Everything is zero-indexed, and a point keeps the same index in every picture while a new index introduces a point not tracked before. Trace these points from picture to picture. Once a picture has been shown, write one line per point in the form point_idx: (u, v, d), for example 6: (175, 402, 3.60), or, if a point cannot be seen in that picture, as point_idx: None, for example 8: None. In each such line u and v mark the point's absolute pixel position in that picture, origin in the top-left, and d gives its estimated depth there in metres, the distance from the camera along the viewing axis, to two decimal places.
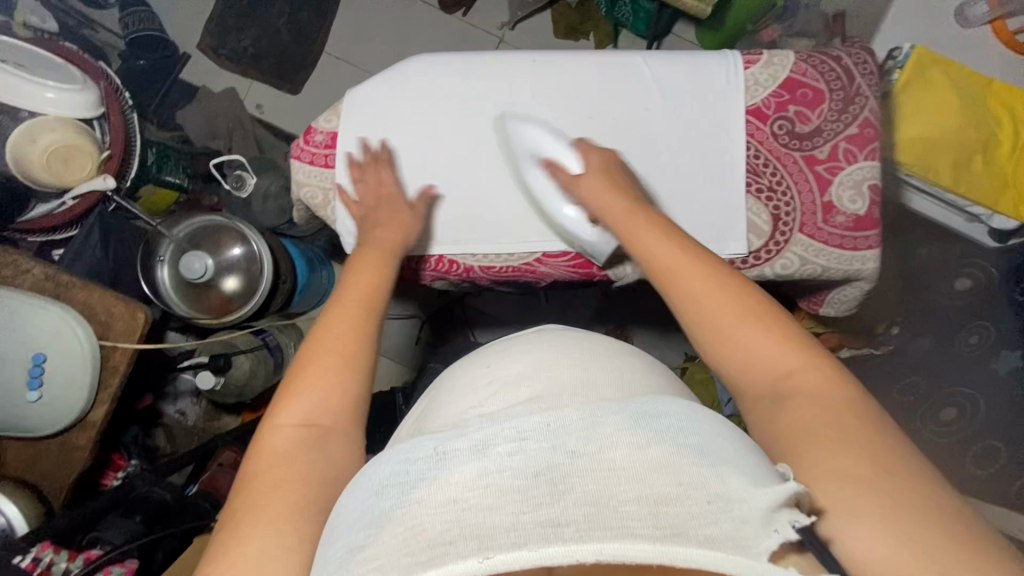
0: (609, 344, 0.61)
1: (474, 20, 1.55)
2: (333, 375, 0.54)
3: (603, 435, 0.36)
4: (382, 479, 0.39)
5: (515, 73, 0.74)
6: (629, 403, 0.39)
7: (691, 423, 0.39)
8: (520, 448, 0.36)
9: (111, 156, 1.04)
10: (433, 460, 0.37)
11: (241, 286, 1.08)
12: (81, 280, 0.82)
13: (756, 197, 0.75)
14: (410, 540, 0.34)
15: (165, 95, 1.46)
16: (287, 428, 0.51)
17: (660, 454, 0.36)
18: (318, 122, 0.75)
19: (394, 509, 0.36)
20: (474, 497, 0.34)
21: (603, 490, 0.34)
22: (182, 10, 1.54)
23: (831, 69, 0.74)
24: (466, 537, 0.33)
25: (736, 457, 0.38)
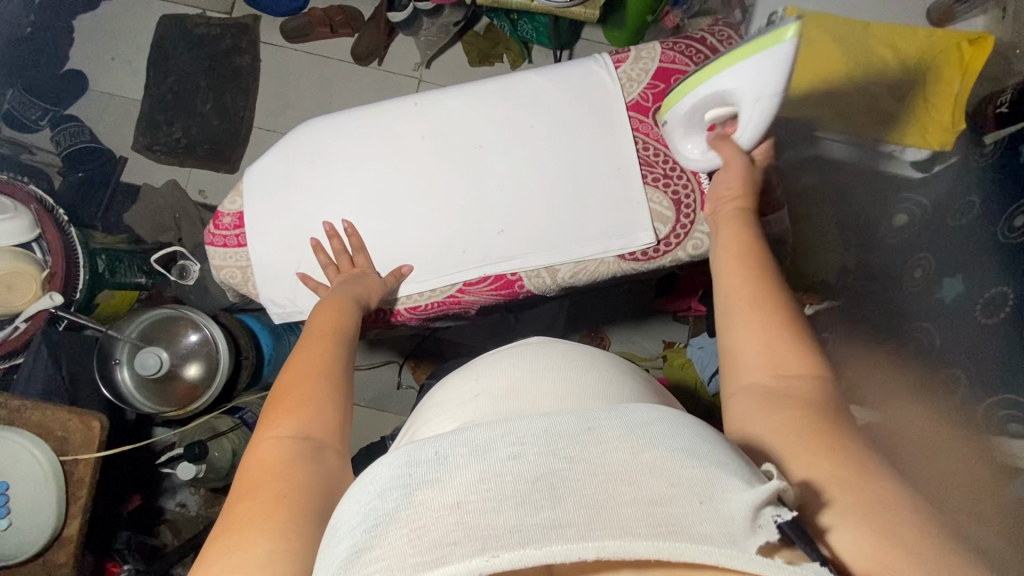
0: (564, 350, 0.61)
1: (390, 68, 1.60)
2: (321, 397, 0.54)
3: (599, 440, 0.36)
4: (382, 483, 0.37)
5: (398, 120, 0.76)
6: (621, 410, 0.40)
7: (680, 428, 0.38)
8: (520, 451, 0.36)
9: (53, 274, 1.06)
10: (434, 464, 0.36)
11: (203, 371, 1.10)
12: (32, 402, 0.84)
13: (655, 186, 0.77)
14: (416, 537, 0.33)
15: (110, 200, 1.49)
16: (277, 442, 0.49)
17: (652, 458, 0.35)
18: (224, 205, 0.78)
19: (398, 510, 0.34)
20: (476, 499, 0.33)
21: (599, 489, 0.34)
22: (112, 116, 1.58)
23: (698, 51, 0.77)
24: (471, 538, 0.32)
25: (721, 457, 0.37)
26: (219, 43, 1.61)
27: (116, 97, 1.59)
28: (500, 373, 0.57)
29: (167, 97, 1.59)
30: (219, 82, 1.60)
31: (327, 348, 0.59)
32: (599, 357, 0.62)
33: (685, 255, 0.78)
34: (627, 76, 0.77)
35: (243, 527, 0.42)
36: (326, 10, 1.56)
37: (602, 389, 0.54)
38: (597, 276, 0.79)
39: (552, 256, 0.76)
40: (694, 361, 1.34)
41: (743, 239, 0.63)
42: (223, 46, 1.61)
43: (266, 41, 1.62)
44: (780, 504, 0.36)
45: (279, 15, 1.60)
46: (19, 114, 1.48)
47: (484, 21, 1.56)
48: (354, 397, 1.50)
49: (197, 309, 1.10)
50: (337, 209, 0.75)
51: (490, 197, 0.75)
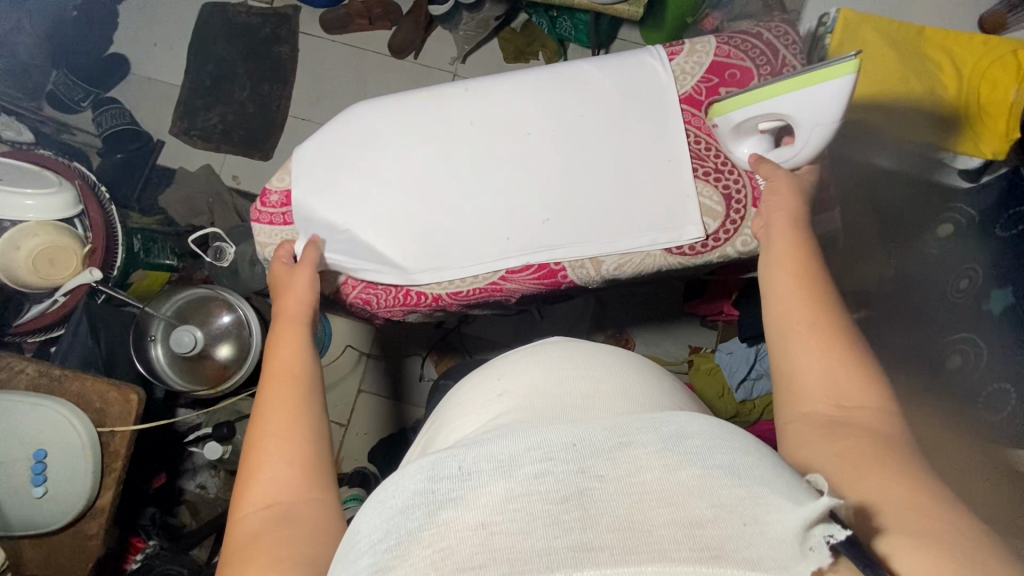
0: (594, 349, 0.60)
1: (425, 61, 1.61)
2: (293, 443, 0.49)
3: (630, 457, 0.35)
4: (404, 498, 0.35)
5: (447, 104, 0.76)
6: (658, 421, 0.38)
7: (719, 444, 0.36)
8: (546, 469, 0.34)
9: (94, 249, 1.08)
10: (459, 478, 0.35)
11: (234, 352, 1.10)
12: (74, 371, 0.85)
13: (705, 180, 0.76)
14: (440, 559, 0.31)
15: (146, 183, 1.51)
16: (253, 508, 0.45)
17: (691, 476, 0.33)
18: (271, 182, 0.78)
19: (420, 531, 0.33)
20: (503, 520, 0.32)
21: (634, 511, 0.32)
22: (151, 101, 1.61)
23: (754, 46, 0.77)
24: (498, 561, 0.30)
25: (767, 475, 0.35)
26: (258, 32, 1.63)
27: (156, 82, 1.62)
28: (523, 371, 0.56)
29: (205, 82, 1.61)
30: (258, 71, 1.62)
31: (295, 384, 0.54)
32: (637, 360, 0.61)
33: (733, 251, 0.77)
34: (681, 70, 0.77)
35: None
36: (366, 2, 1.57)
37: (644, 392, 0.54)
38: (642, 270, 0.78)
39: (598, 247, 0.75)
40: (722, 366, 1.32)
41: (797, 257, 0.61)
42: (263, 35, 1.63)
43: (305, 31, 1.64)
44: (833, 523, 0.34)
45: (319, 6, 1.62)
46: (63, 94, 1.51)
47: (521, 18, 1.56)
48: (375, 387, 1.49)
49: (230, 289, 1.11)
50: (388, 185, 0.75)
51: (541, 184, 0.75)
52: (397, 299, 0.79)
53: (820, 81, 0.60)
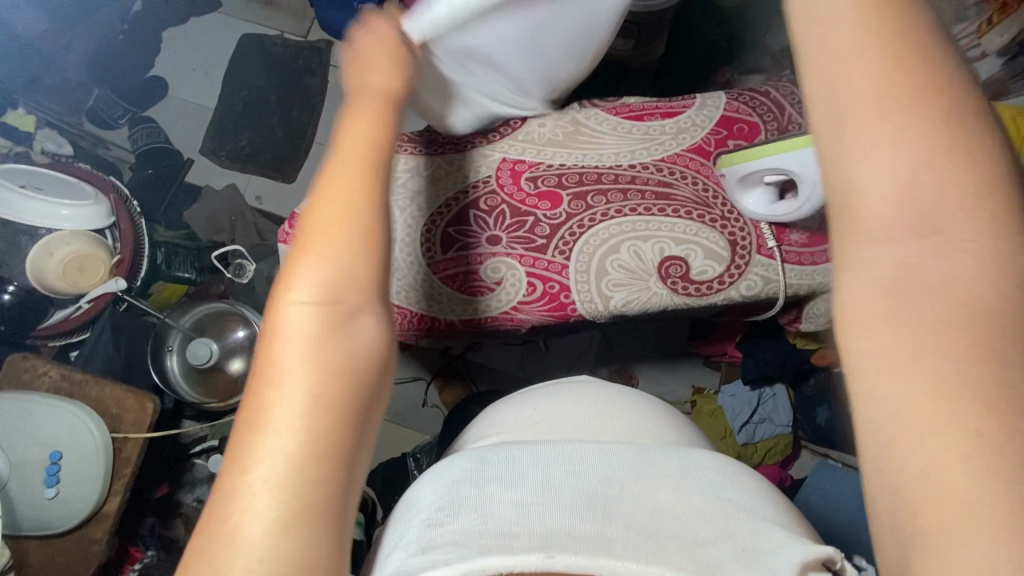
0: (606, 386, 0.64)
1: None
2: (362, 250, 0.40)
3: (651, 478, 0.44)
4: (458, 474, 0.45)
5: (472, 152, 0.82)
6: (678, 454, 0.47)
7: (728, 483, 0.46)
8: (577, 471, 0.44)
9: (121, 260, 1.12)
10: (505, 464, 0.45)
11: (246, 367, 1.13)
12: (95, 377, 0.88)
13: (711, 226, 0.78)
14: (482, 523, 0.40)
15: (173, 197, 1.57)
16: (298, 308, 0.37)
17: (699, 502, 0.43)
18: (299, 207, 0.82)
19: (469, 498, 0.42)
20: (537, 501, 0.41)
21: (647, 517, 0.41)
22: (184, 122, 1.69)
23: (762, 103, 0.82)
24: (528, 534, 0.39)
25: (767, 510, 0.45)
26: (292, 62, 1.72)
27: (190, 103, 1.70)
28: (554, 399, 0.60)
29: (237, 107, 1.69)
30: (288, 98, 1.69)
31: (361, 184, 0.42)
32: (641, 396, 0.64)
33: (737, 295, 0.79)
34: (680, 127, 0.81)
35: (272, 418, 0.35)
36: None
37: (640, 424, 0.58)
38: (648, 309, 0.79)
39: (609, 283, 0.78)
40: (725, 409, 1.33)
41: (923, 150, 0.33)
42: (296, 65, 1.71)
43: (335, 64, 1.73)
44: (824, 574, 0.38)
45: None
46: (102, 111, 1.59)
47: None
48: None
49: (248, 306, 1.15)
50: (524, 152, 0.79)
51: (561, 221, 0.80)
52: (412, 322, 0.81)
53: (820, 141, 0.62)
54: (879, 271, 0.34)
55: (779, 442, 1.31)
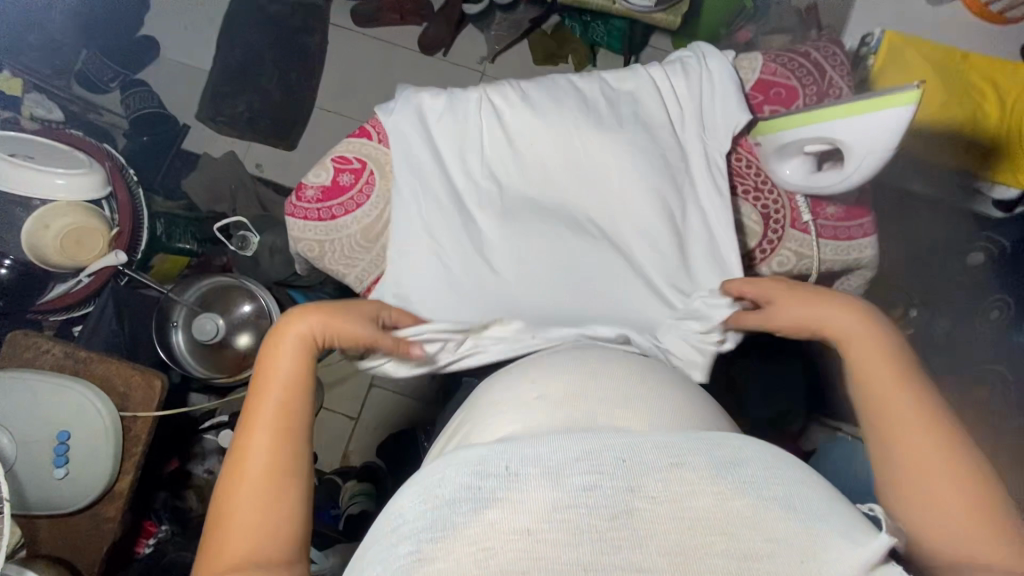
0: (617, 359, 0.57)
1: (455, 59, 1.60)
2: (293, 426, 0.51)
3: (683, 480, 0.34)
4: (447, 492, 0.35)
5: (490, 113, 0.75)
6: (710, 442, 0.37)
7: (775, 471, 0.35)
8: (593, 483, 0.34)
9: (120, 233, 1.08)
10: (504, 479, 0.34)
11: (254, 342, 1.10)
12: (100, 355, 0.86)
13: (744, 199, 0.75)
14: (482, 559, 0.32)
15: (169, 165, 1.51)
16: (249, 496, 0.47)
17: (745, 505, 0.33)
18: (307, 177, 0.77)
19: (465, 524, 0.33)
20: (550, 531, 0.32)
21: (683, 537, 0.32)
22: (178, 85, 1.61)
23: (801, 65, 0.76)
24: (541, 571, 0.31)
25: (827, 508, 0.34)
26: (289, 21, 1.62)
27: (183, 66, 1.62)
28: (561, 376, 0.54)
29: (233, 69, 1.60)
30: (286, 59, 1.61)
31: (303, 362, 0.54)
32: (667, 370, 0.60)
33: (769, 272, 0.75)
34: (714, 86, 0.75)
35: None
36: None
37: (665, 402, 0.52)
38: None
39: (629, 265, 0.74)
40: None
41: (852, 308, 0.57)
42: (292, 24, 1.62)
43: (334, 23, 1.64)
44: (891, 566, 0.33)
45: None
46: (92, 74, 1.51)
47: (553, 20, 1.56)
48: (388, 382, 1.49)
49: (252, 279, 1.11)
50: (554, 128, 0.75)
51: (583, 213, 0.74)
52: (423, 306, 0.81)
53: (881, 108, 0.58)
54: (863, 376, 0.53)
55: (793, 415, 1.29)
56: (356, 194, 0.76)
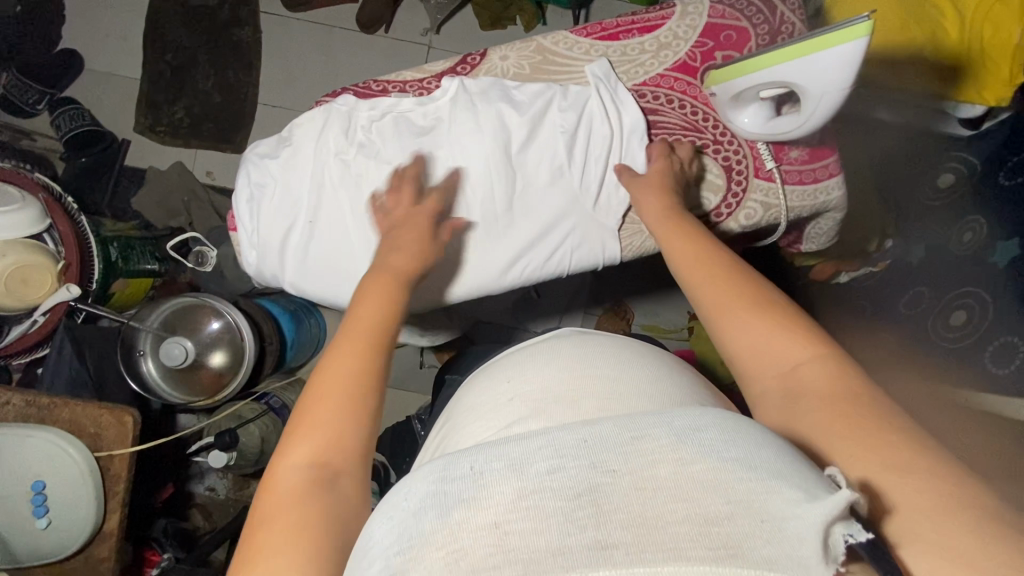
0: (591, 344, 0.56)
1: (399, 35, 1.52)
2: (345, 409, 0.49)
3: (644, 452, 0.31)
4: (418, 502, 0.32)
5: (353, 155, 0.71)
6: (665, 416, 0.34)
7: (733, 435, 0.33)
8: (559, 465, 0.31)
9: (68, 264, 1.03)
10: (469, 480, 0.32)
11: (228, 358, 1.07)
12: (62, 399, 0.82)
13: (704, 153, 0.71)
14: (453, 562, 0.28)
15: (116, 186, 1.44)
16: (296, 473, 0.45)
17: (704, 470, 0.30)
18: (237, 197, 0.73)
19: (431, 531, 0.30)
20: (517, 521, 0.29)
21: (647, 505, 0.29)
22: (110, 97, 1.52)
23: (750, 4, 0.71)
24: (510, 561, 0.27)
25: (783, 469, 0.31)
26: (216, 14, 1.53)
27: (112, 76, 1.52)
28: (536, 370, 0.53)
29: (166, 74, 1.52)
30: (220, 56, 1.52)
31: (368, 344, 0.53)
32: (639, 347, 0.58)
33: (737, 226, 0.74)
34: (661, 41, 0.71)
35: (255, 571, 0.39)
36: None
37: (631, 378, 0.50)
38: (646, 251, 0.78)
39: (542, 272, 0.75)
40: None
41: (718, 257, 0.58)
42: (220, 18, 1.53)
43: (266, 11, 1.54)
44: (854, 524, 0.30)
45: None
46: (15, 97, 1.41)
47: None
48: None
49: (216, 296, 1.06)
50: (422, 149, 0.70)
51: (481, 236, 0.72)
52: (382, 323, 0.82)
53: (832, 44, 0.54)
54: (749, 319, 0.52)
55: None
56: (293, 198, 0.71)
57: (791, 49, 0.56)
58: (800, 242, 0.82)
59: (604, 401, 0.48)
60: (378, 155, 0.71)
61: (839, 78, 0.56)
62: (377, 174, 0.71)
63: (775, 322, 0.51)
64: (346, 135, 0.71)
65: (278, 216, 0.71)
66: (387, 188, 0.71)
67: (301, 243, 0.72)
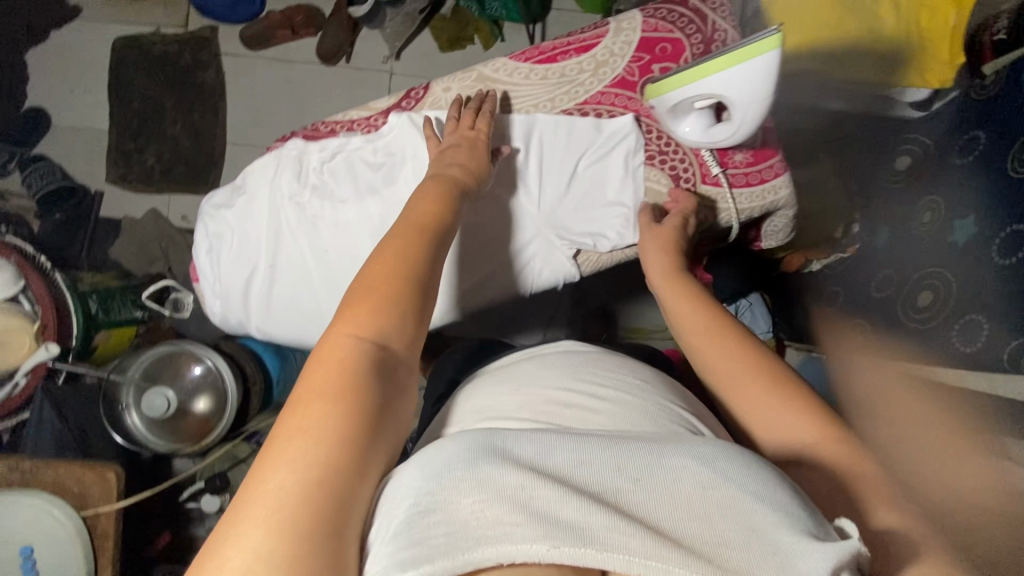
0: (601, 355, 0.61)
1: (359, 64, 1.54)
2: (403, 297, 0.49)
3: (664, 471, 0.39)
4: (454, 459, 0.40)
5: (305, 197, 0.72)
6: (688, 446, 0.41)
7: (749, 471, 0.39)
8: (588, 465, 0.40)
9: (45, 325, 1.04)
10: (508, 458, 0.40)
11: (212, 403, 1.07)
12: (44, 461, 0.83)
13: (650, 164, 0.73)
14: (481, 511, 0.37)
15: (92, 237, 1.45)
16: (353, 343, 0.45)
17: (716, 497, 0.37)
18: (199, 252, 0.75)
19: (464, 479, 0.38)
20: (542, 494, 0.37)
21: (653, 506, 0.37)
22: (80, 149, 1.53)
23: (681, 15, 0.73)
24: (533, 522, 0.36)
25: (785, 504, 0.38)
26: (177, 60, 1.55)
27: (79, 129, 1.53)
28: (552, 370, 0.58)
29: (133, 122, 1.53)
30: (185, 100, 1.54)
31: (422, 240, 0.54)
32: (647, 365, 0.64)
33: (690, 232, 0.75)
34: (598, 60, 0.73)
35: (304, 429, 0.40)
36: (284, 11, 1.49)
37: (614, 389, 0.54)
38: (607, 264, 0.80)
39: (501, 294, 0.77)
40: None
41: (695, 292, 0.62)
42: (182, 63, 1.55)
43: (227, 52, 1.56)
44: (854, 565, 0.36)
45: (237, 22, 1.54)
46: None
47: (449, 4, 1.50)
48: None
49: (195, 342, 1.07)
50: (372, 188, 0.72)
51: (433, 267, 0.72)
52: None
53: (745, 59, 0.57)
54: (728, 359, 0.55)
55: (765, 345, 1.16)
56: (251, 247, 0.73)
57: (706, 66, 0.59)
58: (760, 240, 0.83)
59: (591, 405, 0.51)
60: (331, 195, 0.72)
61: (756, 90, 0.59)
62: (330, 215, 0.72)
63: (748, 357, 0.55)
64: (298, 178, 0.72)
65: (238, 266, 0.73)
66: (341, 227, 0.72)
67: (262, 289, 0.73)
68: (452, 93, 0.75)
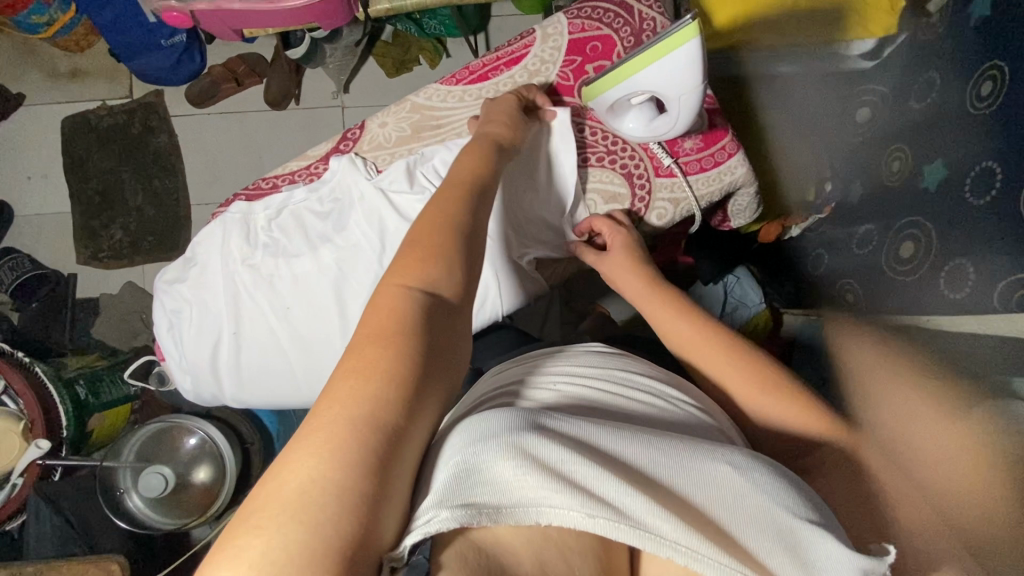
0: (614, 353, 0.61)
1: (309, 103, 1.53)
2: (443, 247, 0.49)
3: (705, 469, 0.40)
4: (496, 426, 0.40)
5: (257, 258, 0.71)
6: (726, 448, 0.43)
7: (783, 485, 0.41)
8: (629, 454, 0.40)
9: (31, 422, 1.02)
10: (547, 430, 0.40)
11: (213, 471, 1.06)
12: (47, 563, 0.81)
13: (600, 166, 0.73)
14: (521, 476, 0.36)
15: (72, 321, 1.44)
16: (406, 291, 0.45)
17: (754, 504, 0.39)
18: (160, 331, 0.74)
19: (506, 444, 0.38)
20: (581, 470, 0.37)
21: (690, 501, 0.38)
22: (46, 235, 1.51)
23: (606, 10, 0.72)
24: (575, 492, 0.36)
25: (814, 515, 0.40)
26: (128, 130, 1.54)
27: (43, 215, 1.52)
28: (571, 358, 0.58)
29: (94, 199, 1.52)
30: (142, 169, 1.53)
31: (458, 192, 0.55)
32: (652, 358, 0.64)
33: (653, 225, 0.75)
34: (530, 70, 0.73)
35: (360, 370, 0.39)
36: (225, 64, 1.47)
37: (633, 380, 0.54)
38: None
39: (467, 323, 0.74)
40: None
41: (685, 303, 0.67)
42: (133, 132, 1.54)
43: (176, 114, 1.55)
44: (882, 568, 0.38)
45: (181, 83, 1.52)
46: None
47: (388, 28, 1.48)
48: None
49: (186, 414, 1.06)
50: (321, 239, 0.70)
51: None
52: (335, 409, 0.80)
53: (669, 50, 0.57)
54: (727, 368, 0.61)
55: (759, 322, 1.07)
56: (211, 319, 0.71)
57: (632, 63, 0.59)
58: (728, 220, 0.82)
59: (608, 393, 0.52)
60: (284, 252, 0.71)
61: (685, 78, 0.59)
62: (286, 273, 0.70)
63: (744, 362, 0.61)
64: (248, 240, 0.71)
65: (200, 340, 0.71)
66: (298, 282, 0.70)
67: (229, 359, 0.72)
68: (391, 127, 0.74)
